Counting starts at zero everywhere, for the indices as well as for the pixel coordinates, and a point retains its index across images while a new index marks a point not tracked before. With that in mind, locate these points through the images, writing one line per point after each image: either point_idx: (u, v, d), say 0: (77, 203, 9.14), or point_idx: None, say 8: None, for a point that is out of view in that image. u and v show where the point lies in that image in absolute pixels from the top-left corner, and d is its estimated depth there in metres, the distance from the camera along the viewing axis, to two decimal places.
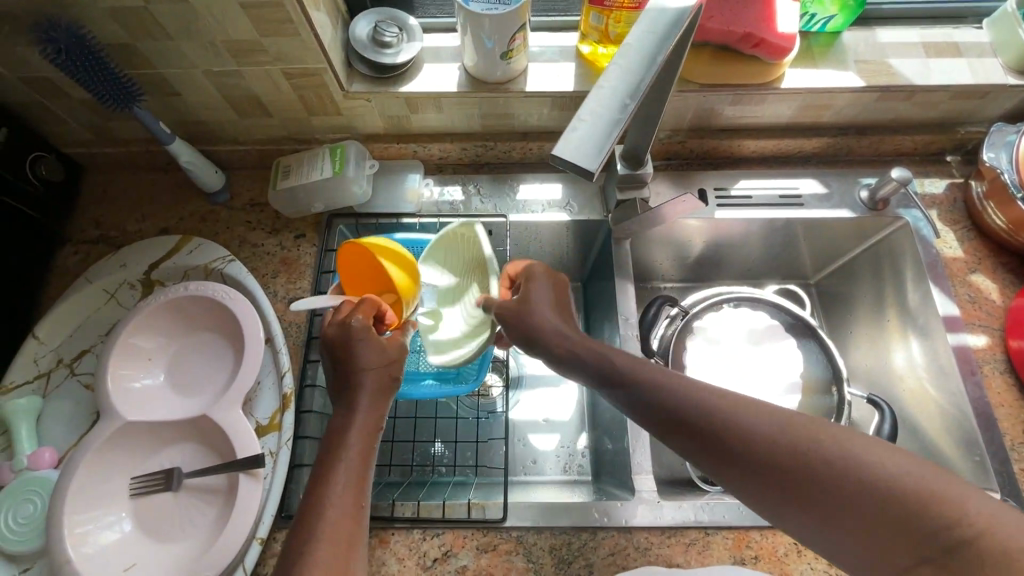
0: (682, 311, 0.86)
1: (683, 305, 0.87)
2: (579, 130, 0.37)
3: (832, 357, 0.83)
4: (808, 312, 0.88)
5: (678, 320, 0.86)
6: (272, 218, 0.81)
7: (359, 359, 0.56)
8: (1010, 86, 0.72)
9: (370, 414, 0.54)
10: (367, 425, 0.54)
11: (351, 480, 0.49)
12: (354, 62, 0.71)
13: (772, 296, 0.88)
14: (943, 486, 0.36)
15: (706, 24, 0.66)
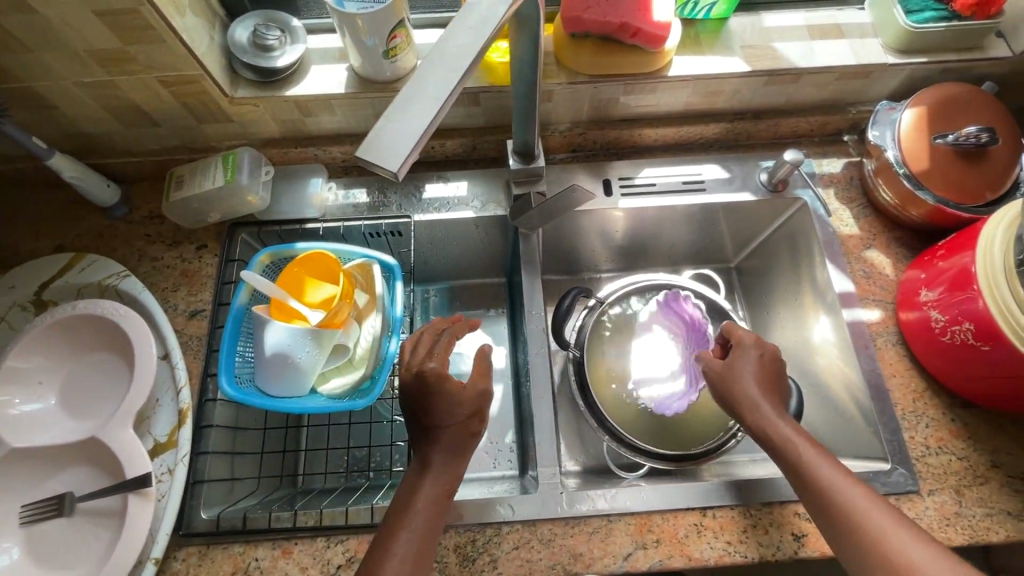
0: (598, 302, 0.87)
1: (600, 296, 0.88)
2: (386, 132, 0.36)
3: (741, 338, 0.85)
4: (722, 296, 0.90)
5: (593, 312, 0.86)
6: (172, 230, 0.80)
7: (438, 415, 0.57)
8: (889, 65, 0.74)
9: (445, 469, 0.56)
10: (435, 489, 0.55)
11: (418, 536, 0.52)
12: (236, 68, 0.70)
13: (686, 281, 0.90)
14: None
15: (583, 15, 0.66)
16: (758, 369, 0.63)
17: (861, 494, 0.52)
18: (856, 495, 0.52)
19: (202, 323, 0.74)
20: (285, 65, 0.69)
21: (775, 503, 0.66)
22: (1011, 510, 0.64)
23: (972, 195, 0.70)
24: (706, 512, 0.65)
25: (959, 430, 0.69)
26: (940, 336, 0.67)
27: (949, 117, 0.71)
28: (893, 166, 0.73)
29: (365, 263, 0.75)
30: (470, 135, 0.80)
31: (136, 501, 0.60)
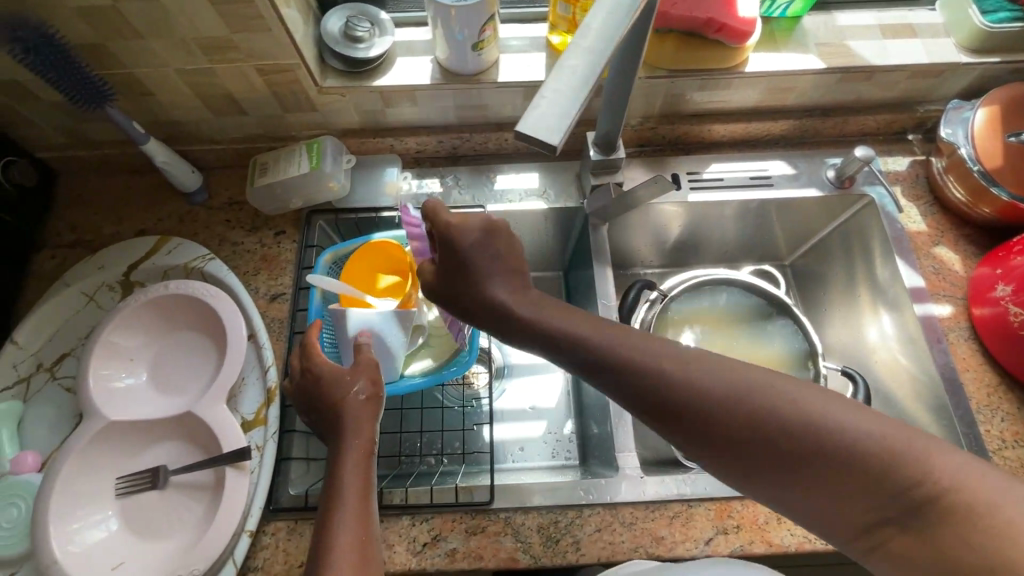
0: (661, 295, 0.88)
1: (663, 289, 0.88)
2: (542, 108, 0.38)
3: (805, 333, 0.86)
4: (783, 291, 0.91)
5: (657, 305, 0.87)
6: (251, 216, 0.82)
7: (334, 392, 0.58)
8: (963, 65, 0.75)
9: (358, 442, 0.54)
10: (359, 449, 0.54)
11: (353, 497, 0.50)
12: (327, 58, 0.72)
13: (746, 276, 0.91)
14: (902, 442, 0.39)
15: (670, 11, 0.68)
16: (481, 256, 0.54)
17: (699, 369, 0.45)
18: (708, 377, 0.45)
19: (283, 306, 0.76)
20: (376, 56, 0.72)
21: None
22: None
23: None
24: None
25: None
26: (1018, 330, 0.68)
27: (1021, 116, 0.73)
28: (967, 163, 0.74)
29: None
30: None
31: (233, 473, 0.62)
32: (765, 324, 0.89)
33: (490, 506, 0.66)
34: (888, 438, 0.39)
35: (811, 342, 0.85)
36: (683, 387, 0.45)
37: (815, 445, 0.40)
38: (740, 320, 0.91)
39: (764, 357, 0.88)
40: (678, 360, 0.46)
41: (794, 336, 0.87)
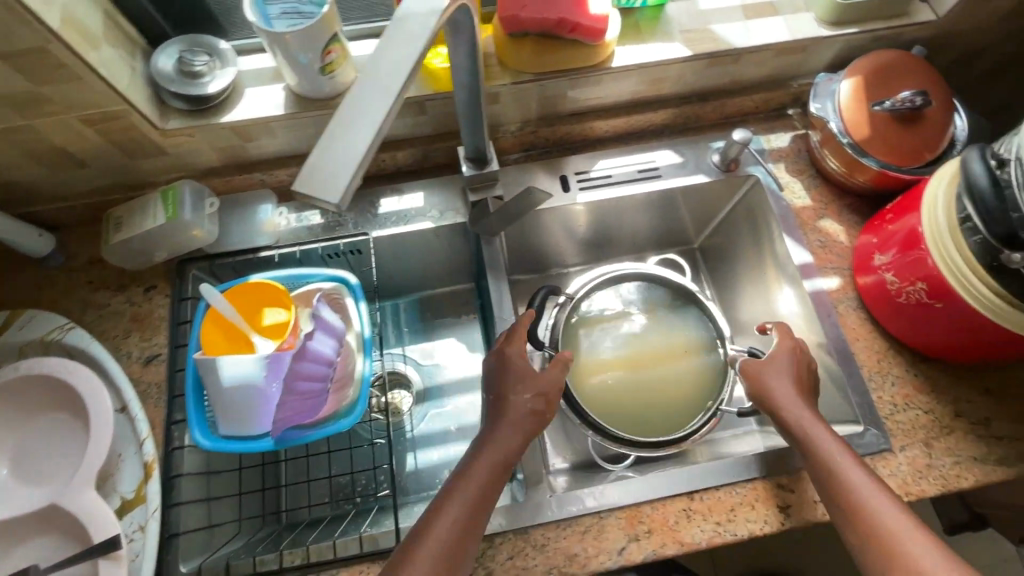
0: (568, 298, 0.86)
1: (569, 292, 0.87)
2: (322, 164, 0.34)
3: (710, 317, 0.87)
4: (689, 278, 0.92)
5: (566, 310, 0.85)
6: (117, 273, 0.76)
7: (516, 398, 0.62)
8: (824, 38, 0.75)
9: (496, 447, 0.58)
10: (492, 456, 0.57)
11: (472, 498, 0.54)
12: (164, 97, 0.66)
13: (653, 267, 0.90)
14: None
15: (519, 14, 0.65)
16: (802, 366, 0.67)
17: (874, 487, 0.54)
18: (836, 446, 0.58)
19: (160, 368, 0.71)
20: (217, 90, 0.66)
21: (757, 479, 0.67)
22: (974, 456, 0.68)
23: (913, 158, 0.73)
24: (693, 496, 0.66)
25: (923, 384, 0.71)
26: (896, 297, 0.69)
27: (884, 84, 0.74)
28: (837, 136, 0.75)
29: (332, 287, 0.73)
30: (419, 144, 0.78)
31: (108, 565, 0.57)
32: (672, 312, 0.89)
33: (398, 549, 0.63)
34: (900, 537, 0.50)
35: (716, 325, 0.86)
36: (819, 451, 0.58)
37: (862, 513, 0.53)
38: (649, 311, 0.89)
39: (674, 344, 0.86)
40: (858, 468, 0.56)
41: (701, 322, 0.87)
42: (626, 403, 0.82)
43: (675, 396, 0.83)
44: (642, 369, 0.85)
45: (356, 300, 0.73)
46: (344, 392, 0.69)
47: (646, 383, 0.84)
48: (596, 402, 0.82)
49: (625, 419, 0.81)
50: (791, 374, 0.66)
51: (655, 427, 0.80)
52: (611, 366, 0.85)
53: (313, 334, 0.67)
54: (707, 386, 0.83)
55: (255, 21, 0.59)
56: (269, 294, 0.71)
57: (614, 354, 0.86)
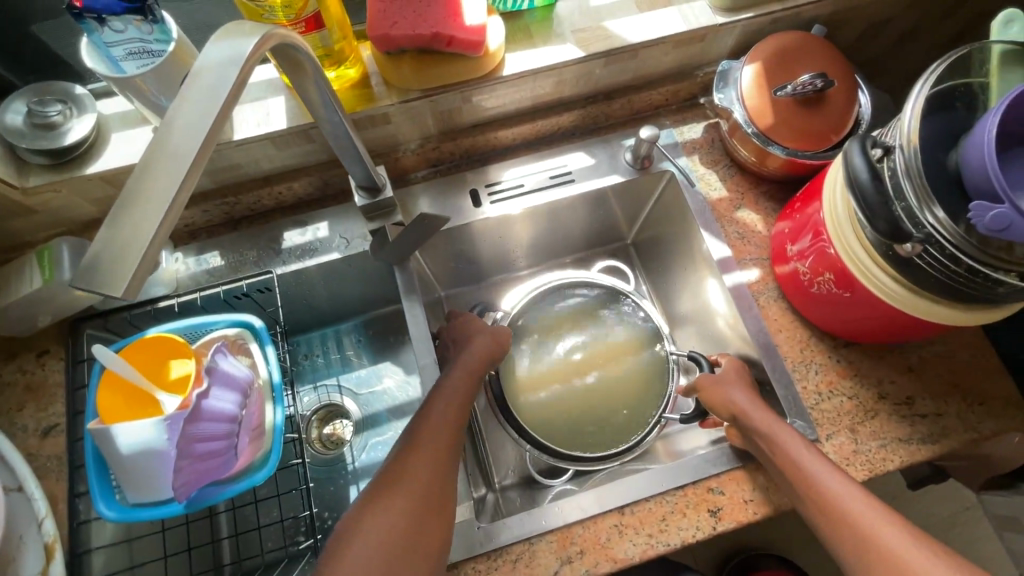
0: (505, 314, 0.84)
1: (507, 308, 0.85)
2: (104, 251, 0.30)
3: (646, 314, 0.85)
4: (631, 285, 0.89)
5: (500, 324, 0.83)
6: (5, 341, 0.71)
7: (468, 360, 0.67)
8: (720, 26, 0.73)
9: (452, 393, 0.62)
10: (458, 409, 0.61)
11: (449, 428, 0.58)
12: (21, 155, 0.61)
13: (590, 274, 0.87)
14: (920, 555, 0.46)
15: (390, 33, 0.61)
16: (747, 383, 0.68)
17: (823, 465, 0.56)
18: (792, 441, 0.59)
19: (60, 440, 0.68)
20: (76, 140, 0.62)
21: (687, 485, 0.66)
22: (899, 437, 0.67)
23: (820, 141, 0.71)
24: (624, 509, 0.65)
25: (845, 370, 0.71)
26: (810, 288, 0.69)
27: (784, 68, 0.72)
28: (743, 126, 0.73)
29: (235, 333, 0.70)
30: (316, 172, 0.75)
31: None
32: (609, 313, 0.86)
33: None
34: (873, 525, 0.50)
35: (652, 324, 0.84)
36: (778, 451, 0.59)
37: (830, 503, 0.53)
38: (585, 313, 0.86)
39: (613, 347, 0.84)
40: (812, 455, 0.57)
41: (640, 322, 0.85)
42: (567, 411, 0.80)
43: (617, 401, 0.80)
44: (580, 373, 0.82)
45: (262, 344, 0.71)
46: (260, 442, 0.68)
47: (586, 389, 0.81)
48: (535, 414, 0.79)
49: (565, 429, 0.79)
50: (744, 391, 0.66)
51: (597, 434, 0.78)
52: (549, 373, 0.82)
53: (209, 391, 0.63)
54: (650, 388, 0.81)
55: (100, 69, 0.56)
56: (173, 349, 0.66)
57: (551, 361, 0.83)
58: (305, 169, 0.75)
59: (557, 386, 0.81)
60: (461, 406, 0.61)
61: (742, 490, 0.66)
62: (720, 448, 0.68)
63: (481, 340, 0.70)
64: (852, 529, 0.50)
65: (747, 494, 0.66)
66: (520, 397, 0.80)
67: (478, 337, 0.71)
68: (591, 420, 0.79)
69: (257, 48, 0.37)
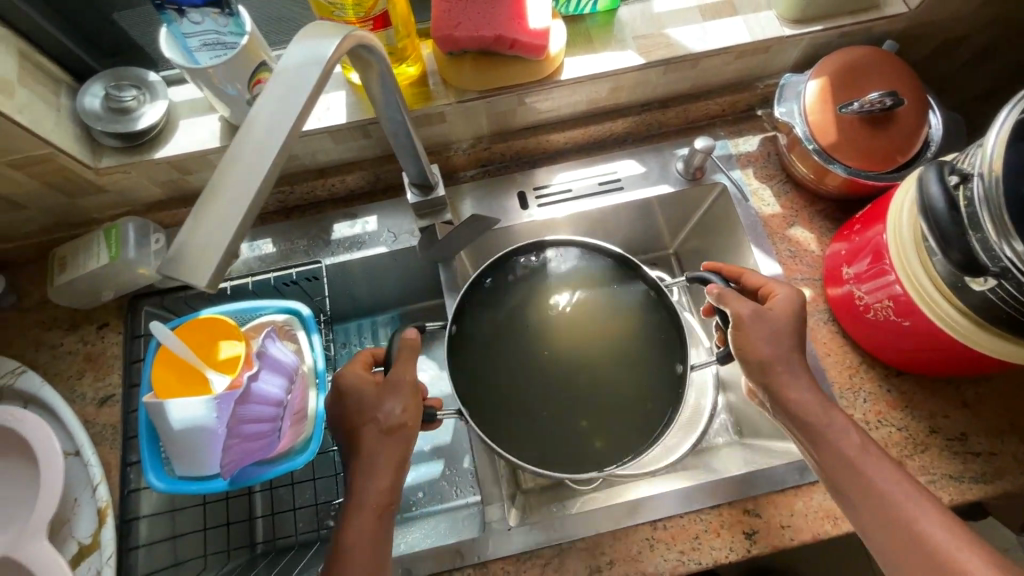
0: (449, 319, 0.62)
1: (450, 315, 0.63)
2: (189, 244, 0.32)
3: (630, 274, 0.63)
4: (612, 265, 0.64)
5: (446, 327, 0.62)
6: (70, 312, 0.75)
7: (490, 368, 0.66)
8: (787, 38, 0.71)
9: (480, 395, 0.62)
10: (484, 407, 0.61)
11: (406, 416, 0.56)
12: (96, 136, 0.64)
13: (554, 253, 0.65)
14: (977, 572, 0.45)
15: (454, 34, 0.61)
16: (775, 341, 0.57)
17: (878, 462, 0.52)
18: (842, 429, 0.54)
19: (114, 409, 0.71)
20: (148, 125, 0.64)
21: (723, 505, 0.65)
22: (950, 473, 0.65)
23: (885, 162, 0.68)
24: (656, 524, 0.65)
25: (895, 400, 0.69)
26: (864, 313, 0.67)
27: (852, 84, 0.69)
28: (804, 142, 0.71)
29: (284, 320, 0.72)
30: (369, 166, 0.76)
31: None
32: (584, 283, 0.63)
33: None
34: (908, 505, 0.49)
35: (644, 281, 0.63)
36: (815, 420, 0.54)
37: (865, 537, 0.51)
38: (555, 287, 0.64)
39: (599, 322, 0.61)
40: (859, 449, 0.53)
41: (633, 295, 0.62)
42: (554, 414, 0.58)
43: (622, 385, 0.59)
44: (556, 359, 0.60)
45: (308, 332, 0.72)
46: (302, 427, 0.70)
47: (565, 377, 0.59)
48: (513, 425, 0.57)
49: (564, 437, 0.57)
50: (785, 338, 0.57)
51: (608, 431, 0.57)
52: (516, 363, 0.60)
53: (259, 373, 0.66)
54: (657, 358, 0.59)
55: (177, 59, 0.57)
56: (225, 331, 0.69)
57: (517, 343, 0.61)
58: (358, 163, 0.77)
59: (524, 376, 0.59)
60: (379, 523, 0.51)
61: (778, 515, 0.64)
62: (759, 470, 0.66)
63: (374, 444, 0.54)
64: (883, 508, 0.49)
65: (784, 518, 0.64)
66: (494, 405, 0.58)
67: (368, 435, 0.55)
68: (596, 419, 0.57)
69: (339, 48, 0.37)
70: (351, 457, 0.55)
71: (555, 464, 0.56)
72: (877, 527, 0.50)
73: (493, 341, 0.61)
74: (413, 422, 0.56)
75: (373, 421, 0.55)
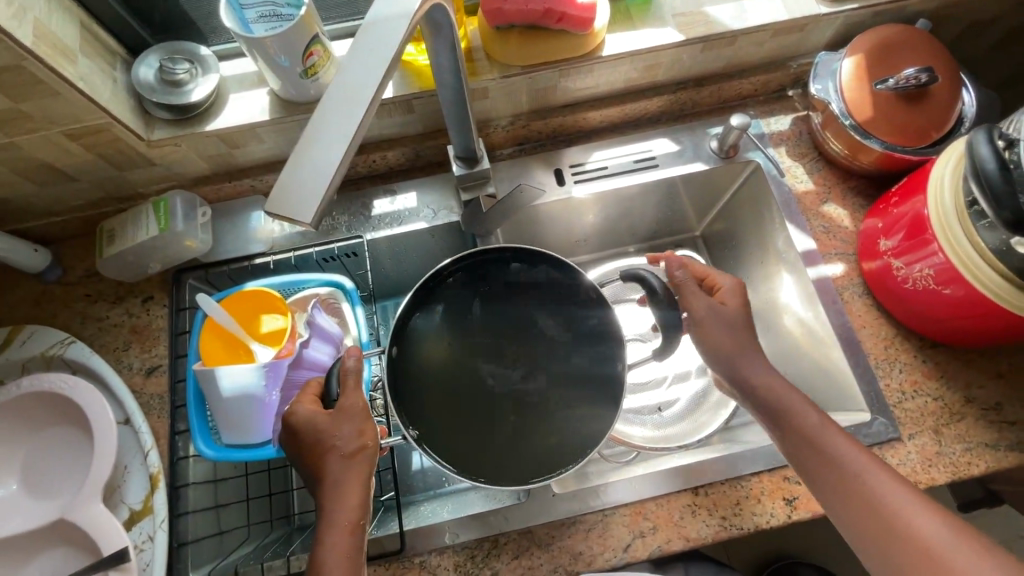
0: (392, 343, 0.59)
1: (395, 337, 0.60)
2: (293, 183, 0.33)
3: (560, 269, 0.62)
4: (545, 264, 0.62)
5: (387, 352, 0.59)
6: (114, 285, 0.76)
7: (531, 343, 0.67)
8: (824, 15, 0.72)
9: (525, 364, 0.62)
10: None
11: (367, 427, 0.51)
12: (148, 108, 0.65)
13: (490, 266, 0.63)
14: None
15: (503, 7, 0.63)
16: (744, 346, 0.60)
17: (881, 474, 0.50)
18: (834, 438, 0.53)
19: (161, 379, 0.72)
20: (200, 98, 0.65)
21: (763, 472, 0.66)
22: (986, 442, 0.66)
23: (919, 137, 0.69)
24: (698, 491, 0.66)
25: (930, 371, 0.70)
26: (902, 284, 0.68)
27: (887, 61, 0.70)
28: (839, 118, 0.72)
29: (327, 292, 0.73)
30: (410, 143, 0.78)
31: None
32: (520, 291, 0.62)
33: (403, 553, 0.64)
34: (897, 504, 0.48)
35: (582, 287, 0.62)
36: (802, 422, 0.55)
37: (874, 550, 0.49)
38: (495, 296, 0.62)
39: (534, 327, 0.60)
40: (862, 458, 0.52)
41: (568, 302, 0.61)
42: (502, 420, 0.57)
43: (565, 387, 0.58)
44: (493, 369, 0.59)
45: (352, 304, 0.72)
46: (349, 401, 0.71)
47: (505, 384, 0.58)
48: (459, 441, 0.56)
49: (510, 444, 0.56)
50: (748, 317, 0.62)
51: (563, 432, 0.56)
52: (457, 380, 0.58)
53: (309, 341, 0.68)
54: (593, 360, 0.59)
55: (233, 28, 0.58)
56: (267, 305, 0.69)
57: (457, 360, 0.59)
58: (399, 140, 0.78)
59: (467, 391, 0.58)
60: (356, 530, 0.48)
61: None
62: None
63: (336, 469, 0.49)
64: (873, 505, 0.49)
65: None
66: (442, 420, 0.57)
67: (329, 462, 0.49)
68: (544, 418, 0.57)
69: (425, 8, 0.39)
70: (314, 494, 0.50)
71: (505, 474, 0.55)
72: (865, 538, 0.49)
73: (439, 355, 0.59)
74: (373, 443, 0.51)
75: (333, 449, 0.50)
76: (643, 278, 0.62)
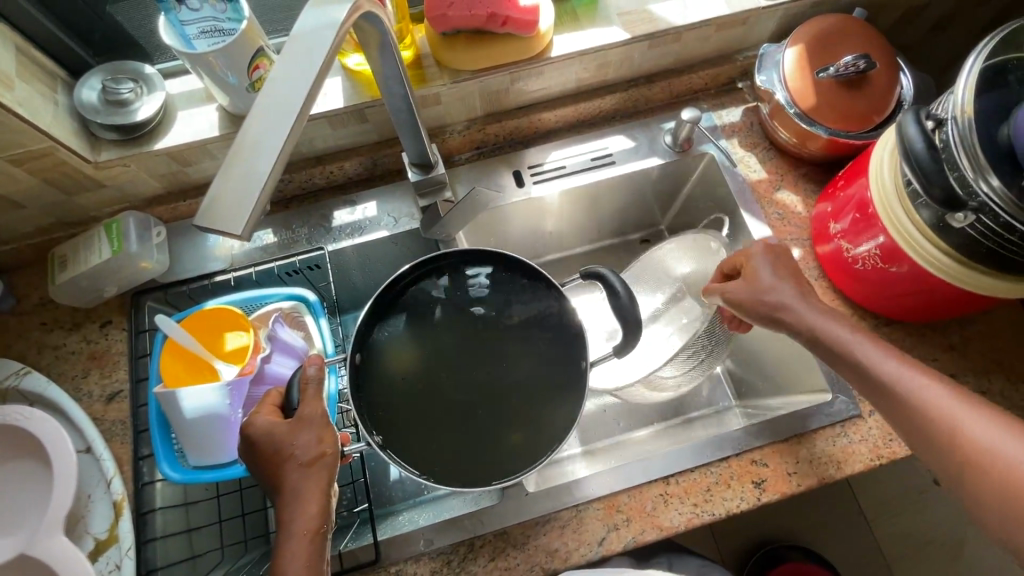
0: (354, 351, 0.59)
1: (358, 345, 0.59)
2: (226, 195, 0.33)
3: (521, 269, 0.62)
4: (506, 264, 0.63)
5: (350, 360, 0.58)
6: (70, 312, 0.74)
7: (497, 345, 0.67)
8: (763, 8, 0.74)
9: None
10: None
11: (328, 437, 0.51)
12: (93, 130, 0.64)
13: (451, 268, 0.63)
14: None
15: (448, 13, 0.64)
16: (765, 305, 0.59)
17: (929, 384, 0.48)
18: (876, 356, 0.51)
19: (123, 405, 0.70)
20: (146, 117, 0.65)
21: (732, 456, 0.67)
22: None
23: (861, 122, 0.71)
24: (669, 480, 0.66)
25: None
26: (854, 266, 0.69)
27: (826, 50, 0.73)
28: (785, 108, 0.74)
29: (290, 306, 0.71)
30: (367, 152, 0.78)
31: None
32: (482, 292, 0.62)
33: (378, 563, 0.63)
34: (964, 426, 0.45)
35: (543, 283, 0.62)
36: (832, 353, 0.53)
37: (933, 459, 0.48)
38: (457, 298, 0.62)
39: (496, 327, 0.61)
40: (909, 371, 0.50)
41: (529, 301, 0.62)
42: (467, 422, 0.57)
43: (529, 385, 0.58)
44: (460, 372, 0.59)
45: (315, 317, 0.72)
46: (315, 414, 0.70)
47: (470, 385, 0.58)
48: (427, 448, 0.56)
49: (478, 446, 0.56)
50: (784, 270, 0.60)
51: (529, 428, 0.57)
52: (422, 387, 0.58)
53: (270, 356, 0.68)
54: (557, 357, 0.60)
55: (175, 46, 0.58)
56: (229, 322, 0.68)
57: (420, 366, 0.59)
58: (355, 150, 0.78)
59: (431, 396, 0.58)
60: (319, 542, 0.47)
61: (784, 463, 0.67)
62: (763, 421, 0.69)
63: (295, 480, 0.49)
64: (938, 433, 0.46)
65: (790, 466, 0.67)
66: (407, 426, 0.57)
67: (287, 470, 0.49)
68: (510, 416, 0.57)
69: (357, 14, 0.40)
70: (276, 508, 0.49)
71: (474, 476, 0.55)
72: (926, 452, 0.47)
73: (401, 361, 0.59)
74: (333, 451, 0.51)
75: (291, 457, 0.49)
76: (600, 276, 0.63)
